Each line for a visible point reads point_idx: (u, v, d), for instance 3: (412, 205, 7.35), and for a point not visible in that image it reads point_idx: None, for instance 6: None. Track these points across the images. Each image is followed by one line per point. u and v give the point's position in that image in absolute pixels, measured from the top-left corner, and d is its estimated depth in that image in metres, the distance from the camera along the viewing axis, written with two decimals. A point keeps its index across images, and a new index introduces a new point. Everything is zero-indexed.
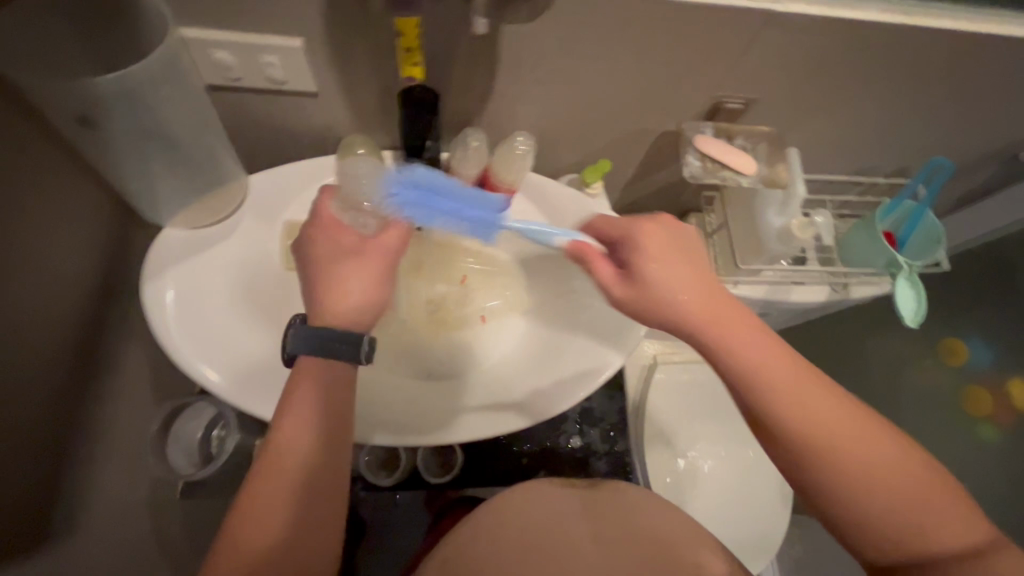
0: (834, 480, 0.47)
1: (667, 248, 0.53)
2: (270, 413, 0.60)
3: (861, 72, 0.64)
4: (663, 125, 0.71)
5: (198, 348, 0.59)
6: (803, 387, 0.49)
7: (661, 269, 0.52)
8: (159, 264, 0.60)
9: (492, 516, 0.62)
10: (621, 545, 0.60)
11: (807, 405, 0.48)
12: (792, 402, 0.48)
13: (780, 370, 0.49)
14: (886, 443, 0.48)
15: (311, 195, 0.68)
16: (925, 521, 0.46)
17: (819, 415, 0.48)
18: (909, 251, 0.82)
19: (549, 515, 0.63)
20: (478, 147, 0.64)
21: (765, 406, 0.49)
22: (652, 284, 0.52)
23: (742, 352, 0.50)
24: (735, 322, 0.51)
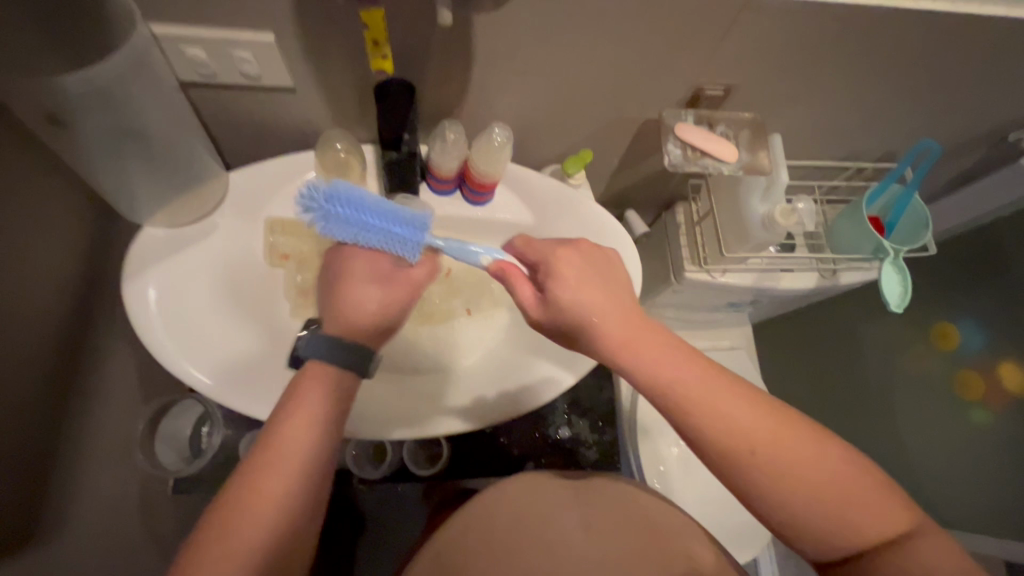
0: (759, 482, 0.49)
1: (581, 267, 0.54)
2: (256, 409, 0.60)
3: (842, 57, 0.63)
4: (645, 113, 0.70)
5: (182, 347, 0.59)
6: (719, 399, 0.50)
7: (573, 284, 0.52)
8: (140, 263, 0.60)
9: (481, 509, 0.63)
10: (609, 534, 0.61)
11: (722, 414, 0.50)
12: (711, 413, 0.50)
13: (696, 389, 0.50)
14: (803, 443, 0.49)
15: (293, 191, 0.68)
16: (847, 512, 0.48)
17: (735, 426, 0.49)
18: (895, 237, 0.82)
19: (538, 508, 0.63)
20: (456, 140, 0.64)
21: (693, 426, 0.50)
22: (565, 300, 0.52)
23: (659, 371, 0.51)
24: (650, 342, 0.52)
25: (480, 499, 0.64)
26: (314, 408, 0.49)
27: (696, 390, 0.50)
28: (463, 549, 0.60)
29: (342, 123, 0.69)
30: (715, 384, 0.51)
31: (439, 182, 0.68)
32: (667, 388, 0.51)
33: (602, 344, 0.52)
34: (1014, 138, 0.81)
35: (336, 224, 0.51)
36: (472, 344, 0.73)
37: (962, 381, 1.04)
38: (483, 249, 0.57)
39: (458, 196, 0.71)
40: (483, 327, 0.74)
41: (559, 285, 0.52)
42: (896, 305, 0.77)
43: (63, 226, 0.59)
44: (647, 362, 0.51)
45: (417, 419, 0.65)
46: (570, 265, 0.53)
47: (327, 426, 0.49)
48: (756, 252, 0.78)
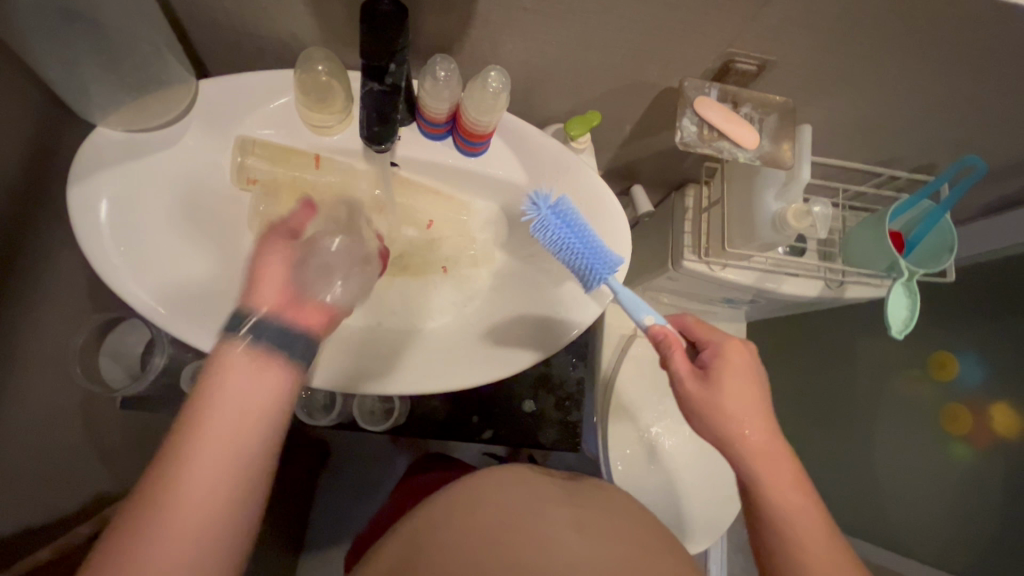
0: None
1: (745, 370, 0.56)
2: (201, 341, 0.57)
3: (897, 47, 0.55)
4: (666, 80, 0.63)
5: (128, 265, 0.56)
6: (818, 536, 0.51)
7: (732, 390, 0.54)
8: (88, 164, 0.55)
9: (473, 493, 0.59)
10: (599, 534, 0.56)
11: (814, 554, 0.50)
12: (802, 545, 0.50)
13: (803, 519, 0.51)
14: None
15: (268, 111, 0.62)
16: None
17: (814, 561, 0.50)
18: (913, 257, 0.76)
19: (526, 502, 0.59)
20: (447, 79, 0.57)
21: (781, 545, 0.51)
22: (717, 402, 0.54)
23: (780, 494, 0.52)
24: (779, 463, 0.53)
25: (488, 475, 0.63)
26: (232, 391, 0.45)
27: (804, 521, 0.51)
28: (441, 528, 0.55)
29: (329, 42, 0.62)
30: (822, 527, 0.51)
31: (428, 123, 0.63)
32: (779, 504, 0.52)
33: (741, 455, 0.54)
34: None
35: (549, 227, 0.57)
36: (443, 304, 0.69)
37: (950, 415, 1.00)
38: (651, 309, 0.57)
39: (449, 142, 0.66)
40: (459, 291, 0.70)
41: (716, 383, 0.55)
42: (897, 330, 0.71)
43: (6, 115, 0.54)
44: (775, 483, 0.53)
45: (379, 373, 0.62)
46: (731, 379, 0.55)
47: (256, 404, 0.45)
48: (760, 252, 0.72)
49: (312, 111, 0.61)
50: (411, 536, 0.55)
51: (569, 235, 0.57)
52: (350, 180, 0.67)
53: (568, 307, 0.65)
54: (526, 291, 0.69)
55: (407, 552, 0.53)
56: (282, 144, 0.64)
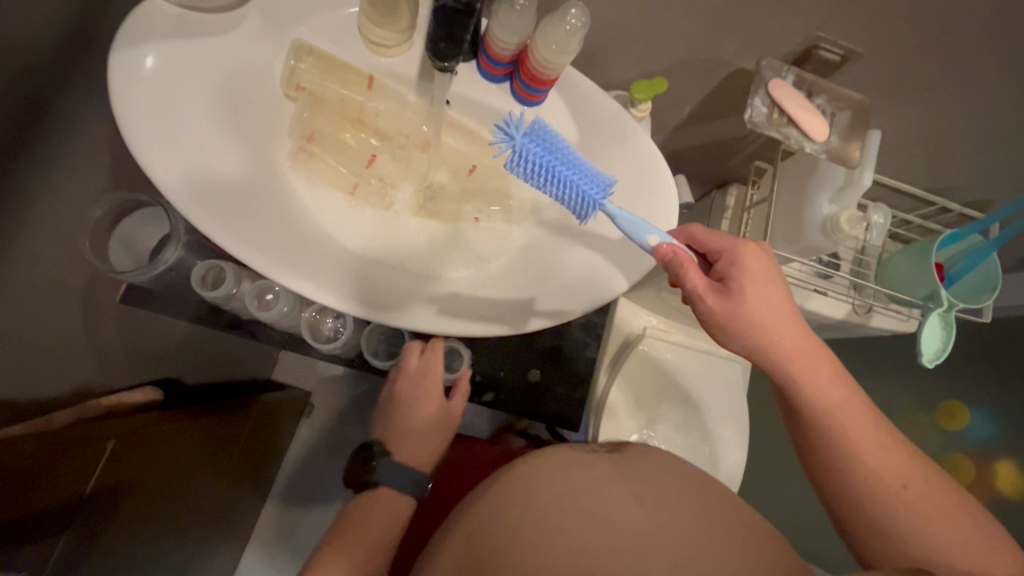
0: (889, 523, 0.51)
1: (764, 272, 0.56)
2: (222, 236, 0.54)
3: (992, 60, 0.52)
4: (741, 59, 0.61)
5: (159, 142, 0.52)
6: (854, 411, 0.55)
7: (754, 293, 0.55)
8: (139, 32, 0.52)
9: (518, 484, 0.55)
10: (661, 509, 0.52)
11: (852, 431, 0.54)
12: (842, 425, 0.55)
13: (842, 406, 0.55)
14: (930, 474, 0.53)
15: (328, 20, 0.60)
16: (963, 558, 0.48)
17: (862, 446, 0.54)
18: (953, 291, 0.74)
19: (579, 479, 0.54)
20: (523, 11, 0.55)
21: (824, 429, 0.55)
22: (742, 310, 0.54)
23: (815, 386, 0.55)
24: (810, 355, 0.55)
25: (519, 465, 0.58)
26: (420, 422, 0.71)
27: (841, 411, 0.55)
28: (506, 515, 0.52)
29: None
30: (853, 402, 0.55)
31: (490, 61, 0.60)
32: (813, 396, 0.55)
33: (775, 357, 0.55)
34: None
35: (526, 158, 0.54)
36: (472, 254, 0.67)
37: (951, 465, 0.99)
38: (656, 230, 0.55)
39: (507, 87, 0.64)
40: (492, 245, 0.67)
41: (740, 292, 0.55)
42: (928, 359, 0.69)
43: None
44: (812, 375, 0.55)
45: (395, 309, 0.60)
46: (753, 288, 0.55)
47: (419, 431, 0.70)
48: (800, 258, 0.69)
49: (377, 26, 0.59)
50: (495, 506, 0.53)
51: (547, 162, 0.55)
52: (400, 110, 0.65)
53: (598, 273, 0.64)
54: (547, 255, 0.66)
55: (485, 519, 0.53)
56: (338, 58, 0.62)
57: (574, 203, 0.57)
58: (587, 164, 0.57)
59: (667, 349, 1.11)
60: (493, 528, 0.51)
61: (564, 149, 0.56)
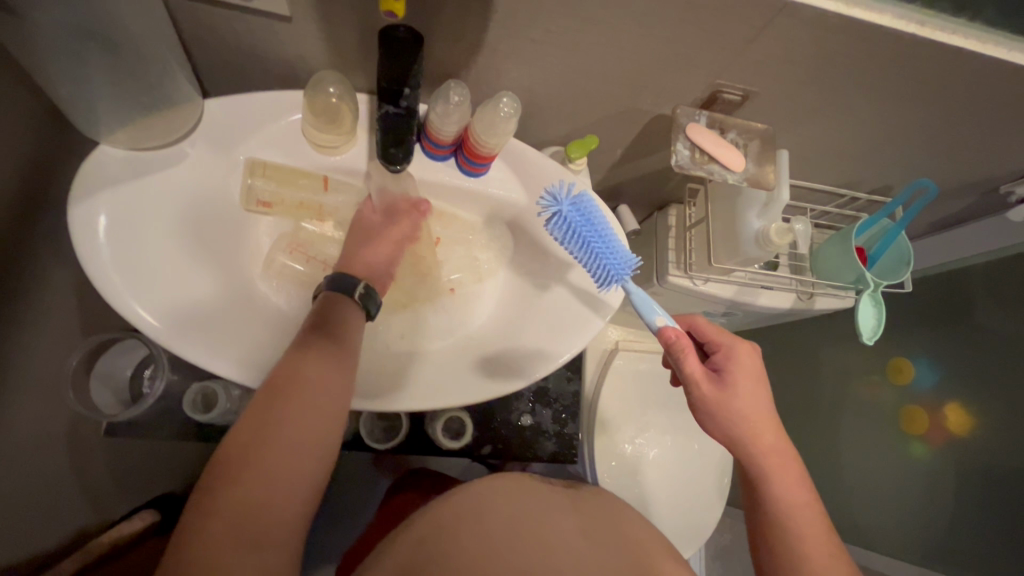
0: None
1: (755, 373, 0.62)
2: (206, 359, 0.56)
3: (866, 83, 0.60)
4: (658, 107, 0.67)
5: (131, 282, 0.54)
6: (813, 518, 0.57)
7: (744, 392, 0.60)
8: (93, 182, 0.54)
9: (489, 496, 0.64)
10: (603, 540, 0.61)
11: (807, 535, 0.55)
12: (801, 524, 0.56)
13: (805, 514, 0.57)
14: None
15: (274, 133, 0.63)
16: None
17: (808, 540, 0.55)
18: (876, 270, 0.83)
19: (545, 505, 0.64)
20: (460, 104, 0.59)
21: (779, 517, 0.57)
22: (729, 404, 0.59)
23: (784, 488, 0.58)
24: (785, 464, 0.59)
25: (476, 489, 0.66)
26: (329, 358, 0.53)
27: (806, 516, 0.57)
28: (454, 530, 0.58)
29: (337, 64, 0.63)
30: (814, 511, 0.57)
31: (434, 146, 0.64)
32: (779, 495, 0.57)
33: (755, 451, 0.59)
34: (1006, 190, 0.80)
35: (569, 228, 0.62)
36: (456, 326, 0.70)
37: (909, 417, 1.08)
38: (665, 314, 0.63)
39: (453, 163, 0.68)
40: (470, 313, 0.71)
41: (726, 386, 0.60)
42: (867, 337, 0.78)
43: (11, 129, 0.52)
44: (784, 476, 0.58)
45: (390, 392, 0.62)
46: (743, 386, 0.61)
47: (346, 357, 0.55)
48: (743, 266, 0.76)
49: (322, 131, 0.62)
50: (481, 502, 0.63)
51: (587, 233, 0.62)
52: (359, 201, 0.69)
53: (568, 317, 0.68)
54: (524, 315, 0.70)
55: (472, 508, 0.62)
56: (290, 166, 0.65)
57: (601, 275, 0.63)
58: (620, 245, 0.65)
59: (641, 360, 1.17)
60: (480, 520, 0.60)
61: (605, 231, 0.64)
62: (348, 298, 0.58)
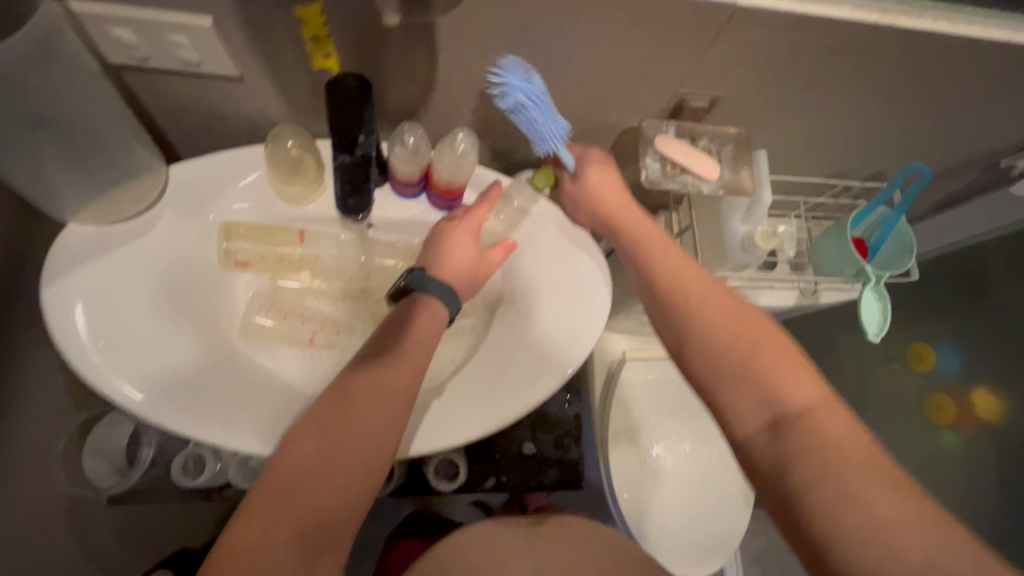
0: (751, 388, 0.50)
1: (610, 175, 0.64)
2: (192, 428, 0.56)
3: (835, 75, 0.58)
4: (625, 121, 0.65)
5: (110, 358, 0.55)
6: (730, 306, 0.54)
7: (600, 185, 0.63)
8: (65, 264, 0.55)
9: (455, 551, 0.63)
10: None
11: (709, 311, 0.54)
12: (703, 307, 0.54)
13: (701, 300, 0.55)
14: (767, 330, 0.52)
15: (239, 191, 0.63)
16: (779, 388, 0.48)
17: (725, 328, 0.53)
18: (877, 261, 0.79)
19: (503, 555, 0.62)
20: (415, 144, 0.59)
21: (685, 324, 0.55)
22: (593, 200, 0.64)
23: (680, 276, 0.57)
24: (670, 255, 0.59)
25: (434, 556, 0.63)
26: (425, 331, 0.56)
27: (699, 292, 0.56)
28: None
29: (295, 116, 0.63)
30: (727, 300, 0.55)
31: (405, 187, 0.64)
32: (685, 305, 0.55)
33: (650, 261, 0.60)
34: (1008, 164, 0.76)
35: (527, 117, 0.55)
36: (444, 364, 0.68)
37: (936, 405, 1.04)
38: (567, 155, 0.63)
39: (423, 200, 0.67)
40: (454, 348, 0.68)
41: (584, 188, 0.64)
42: (874, 334, 0.75)
43: None
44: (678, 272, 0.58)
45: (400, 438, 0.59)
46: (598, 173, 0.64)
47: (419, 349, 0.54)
48: (735, 273, 0.73)
49: (288, 183, 0.62)
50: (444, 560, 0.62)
51: (541, 113, 0.55)
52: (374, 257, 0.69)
53: (567, 333, 0.64)
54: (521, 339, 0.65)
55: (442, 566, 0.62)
56: (263, 223, 0.65)
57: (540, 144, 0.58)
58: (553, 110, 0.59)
59: (649, 370, 1.13)
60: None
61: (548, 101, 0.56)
62: (417, 292, 0.59)
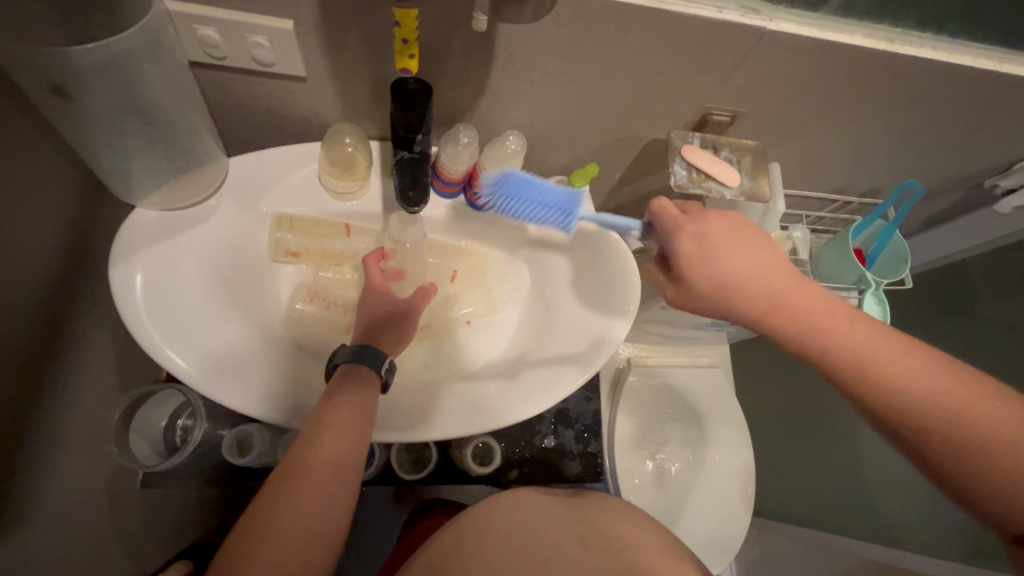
0: (956, 445, 0.45)
1: (727, 235, 0.52)
2: (244, 405, 0.58)
3: (845, 96, 0.64)
4: (653, 132, 0.71)
5: (169, 334, 0.57)
6: (897, 353, 0.47)
7: (716, 250, 0.51)
8: (129, 244, 0.57)
9: (496, 510, 0.67)
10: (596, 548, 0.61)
11: (880, 362, 0.47)
12: (865, 358, 0.48)
13: (871, 347, 0.48)
14: (880, 339, 0.48)
15: (292, 183, 0.66)
16: (991, 442, 0.44)
17: (916, 378, 0.46)
18: (876, 269, 0.85)
19: (538, 520, 0.65)
20: (468, 145, 0.63)
21: (873, 383, 0.47)
22: (711, 272, 0.51)
23: (834, 332, 0.49)
24: (820, 310, 0.50)
25: (473, 515, 0.67)
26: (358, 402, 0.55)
27: (860, 343, 0.48)
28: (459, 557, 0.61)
29: (349, 117, 0.68)
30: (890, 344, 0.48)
31: (445, 184, 0.67)
32: (863, 363, 0.48)
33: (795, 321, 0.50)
34: (990, 184, 0.84)
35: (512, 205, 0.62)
36: (477, 355, 0.72)
37: None
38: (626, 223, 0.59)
39: (460, 199, 0.71)
40: (488, 340, 0.73)
41: (697, 255, 0.52)
42: None
43: (55, 207, 0.57)
44: (815, 328, 0.49)
45: (436, 421, 0.63)
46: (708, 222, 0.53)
47: (363, 415, 0.55)
48: None
49: (338, 177, 0.65)
50: (482, 516, 0.66)
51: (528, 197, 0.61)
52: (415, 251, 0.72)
53: (599, 327, 0.70)
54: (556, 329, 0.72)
55: (482, 521, 0.65)
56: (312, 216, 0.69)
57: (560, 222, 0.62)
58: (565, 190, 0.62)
59: None
60: (489, 534, 0.63)
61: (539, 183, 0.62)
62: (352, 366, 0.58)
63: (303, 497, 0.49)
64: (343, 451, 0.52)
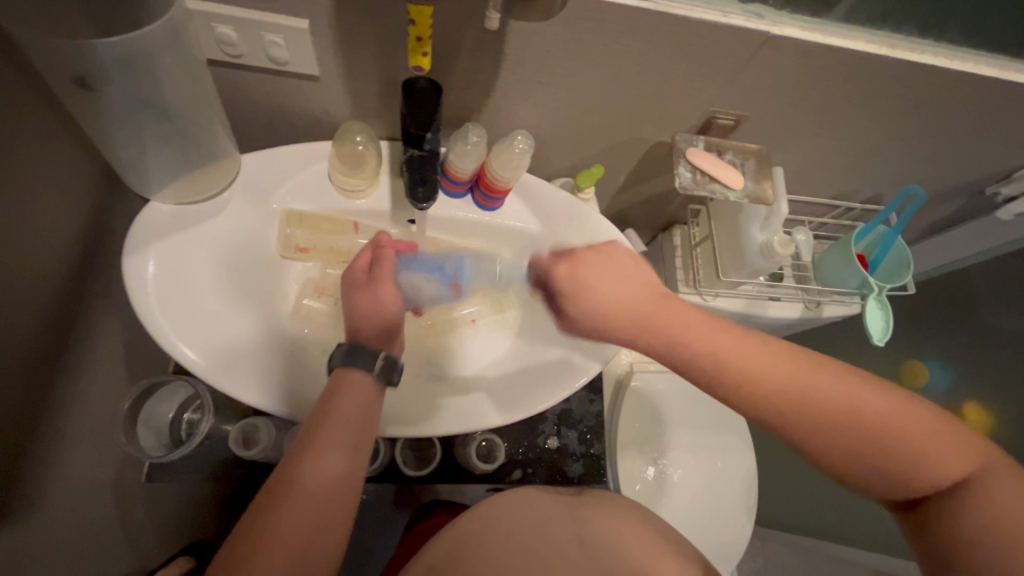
0: (857, 453, 0.46)
1: (601, 267, 0.54)
2: (251, 395, 0.59)
3: (847, 100, 0.65)
4: (657, 135, 0.72)
5: (180, 324, 0.58)
6: (795, 366, 0.48)
7: (593, 283, 0.53)
8: (143, 235, 0.58)
9: (499, 509, 0.67)
10: (599, 551, 0.61)
11: (763, 376, 0.48)
12: (748, 373, 0.49)
13: (759, 358, 0.49)
14: (760, 350, 0.50)
15: (303, 180, 0.68)
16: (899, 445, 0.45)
17: (805, 386, 0.47)
18: (879, 273, 0.85)
19: (540, 517, 0.65)
20: (476, 143, 0.64)
21: (771, 396, 0.48)
22: (589, 298, 0.53)
23: (714, 344, 0.51)
24: (699, 329, 0.52)
25: (478, 513, 0.67)
26: (360, 385, 0.55)
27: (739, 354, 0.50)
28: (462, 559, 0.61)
29: (360, 116, 0.69)
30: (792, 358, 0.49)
31: (453, 183, 0.69)
32: (758, 378, 0.48)
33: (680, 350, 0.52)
34: (992, 191, 0.85)
35: None
36: (481, 353, 0.73)
37: None
38: None
39: (470, 199, 0.72)
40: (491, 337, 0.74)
41: (578, 283, 0.53)
42: (878, 339, 0.82)
43: (72, 198, 0.58)
44: (682, 341, 0.51)
45: (442, 415, 0.64)
46: (591, 260, 0.54)
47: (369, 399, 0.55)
48: (750, 280, 0.80)
49: (348, 175, 0.67)
50: (487, 515, 0.66)
51: None
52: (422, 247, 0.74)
53: None
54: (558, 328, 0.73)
55: (483, 522, 0.65)
56: (321, 213, 0.70)
57: None
58: None
59: None
60: (491, 534, 0.63)
61: None
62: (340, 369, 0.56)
63: (327, 471, 0.50)
64: (353, 433, 0.53)
